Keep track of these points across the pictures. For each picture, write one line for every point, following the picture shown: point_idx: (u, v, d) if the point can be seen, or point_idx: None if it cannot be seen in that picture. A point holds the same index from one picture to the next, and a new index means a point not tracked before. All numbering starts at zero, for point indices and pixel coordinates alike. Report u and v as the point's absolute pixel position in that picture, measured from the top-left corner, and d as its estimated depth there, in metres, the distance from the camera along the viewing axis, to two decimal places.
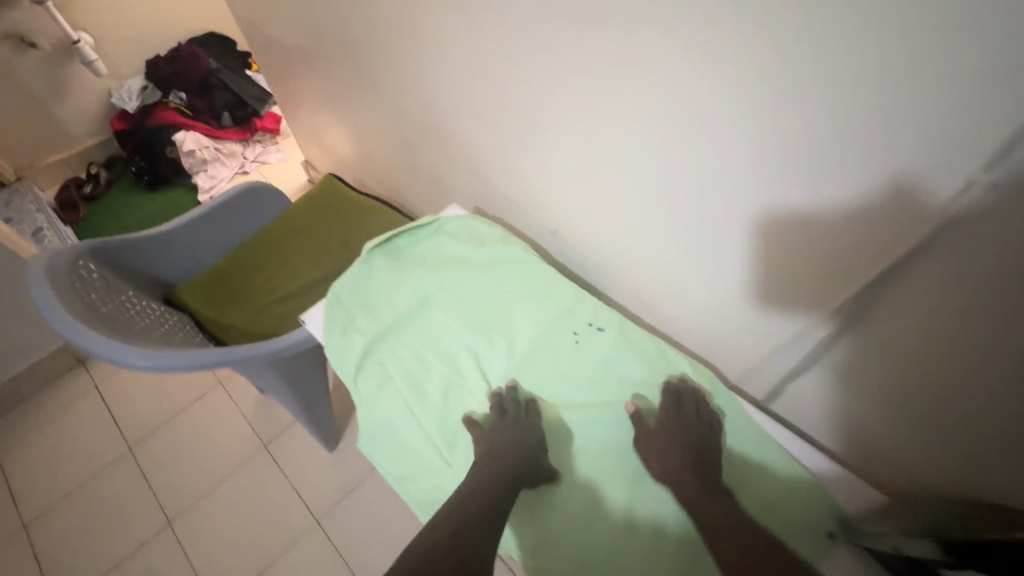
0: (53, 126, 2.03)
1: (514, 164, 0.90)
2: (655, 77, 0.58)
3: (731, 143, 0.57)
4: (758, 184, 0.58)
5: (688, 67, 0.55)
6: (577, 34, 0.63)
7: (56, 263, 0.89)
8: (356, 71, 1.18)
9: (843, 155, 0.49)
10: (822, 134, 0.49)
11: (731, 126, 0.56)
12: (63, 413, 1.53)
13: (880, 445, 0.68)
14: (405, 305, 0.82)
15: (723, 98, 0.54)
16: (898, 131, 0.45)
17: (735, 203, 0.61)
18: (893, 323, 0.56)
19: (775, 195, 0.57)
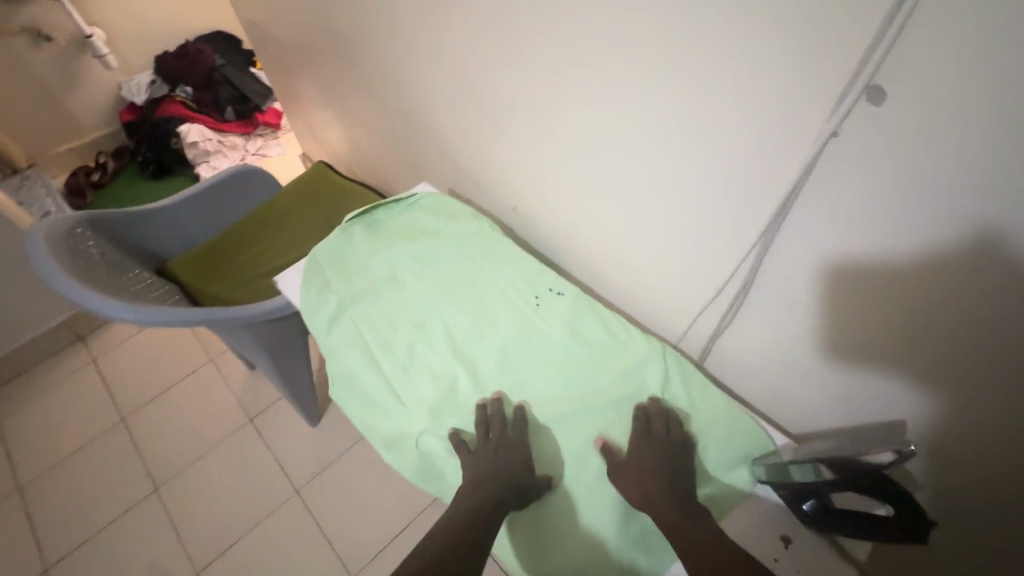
0: (65, 117, 2.12)
1: (481, 145, 0.97)
2: (593, 48, 0.66)
3: (652, 108, 0.64)
4: (711, 137, 0.60)
5: (617, 38, 0.62)
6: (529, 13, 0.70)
7: (56, 230, 0.96)
8: (344, 63, 1.26)
9: (739, 114, 0.56)
10: (752, 89, 0.53)
11: (652, 92, 0.63)
12: (61, 386, 1.60)
13: (821, 407, 0.71)
14: (379, 270, 0.83)
15: (643, 67, 0.62)
16: (810, 85, 0.49)
17: (658, 166, 0.68)
18: (831, 279, 0.59)
19: (727, 146, 0.59)
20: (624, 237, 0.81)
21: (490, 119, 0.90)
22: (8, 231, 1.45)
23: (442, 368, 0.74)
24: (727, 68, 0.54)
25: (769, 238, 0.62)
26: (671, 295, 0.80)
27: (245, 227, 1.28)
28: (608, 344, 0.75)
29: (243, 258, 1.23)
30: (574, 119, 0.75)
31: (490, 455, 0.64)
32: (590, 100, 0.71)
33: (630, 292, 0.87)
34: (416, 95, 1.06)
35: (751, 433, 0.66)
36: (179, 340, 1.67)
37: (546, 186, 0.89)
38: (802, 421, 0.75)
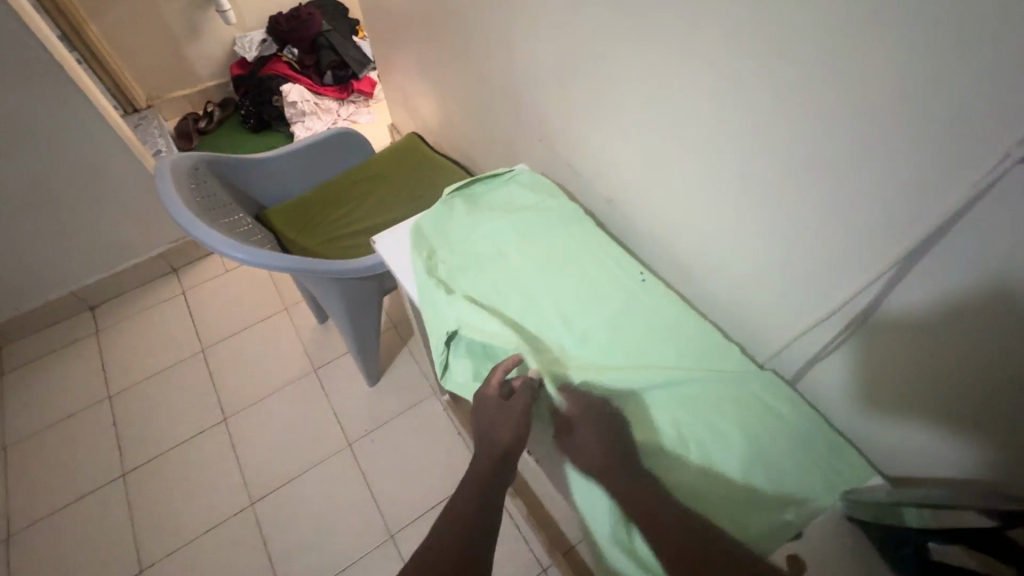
0: (183, 65, 2.29)
1: (584, 134, 0.96)
2: (724, 48, 0.63)
3: (782, 116, 0.61)
4: (852, 152, 0.56)
5: (756, 40, 0.59)
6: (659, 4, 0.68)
7: (179, 166, 1.04)
8: (453, 38, 1.28)
9: (886, 131, 0.52)
10: (914, 107, 0.49)
11: (787, 99, 0.59)
12: (152, 310, 1.74)
13: (923, 454, 0.66)
14: (480, 242, 0.85)
15: (782, 72, 0.58)
16: (991, 112, 0.45)
17: (781, 175, 0.65)
18: (965, 322, 0.54)
19: (873, 163, 0.55)
20: (727, 242, 0.77)
21: (596, 110, 0.90)
22: (128, 163, 1.58)
23: (541, 338, 0.75)
24: (887, 82, 0.50)
25: (902, 263, 0.57)
26: (769, 309, 0.76)
27: (341, 186, 1.34)
28: (699, 350, 0.72)
29: (335, 215, 1.29)
30: (688, 121, 0.73)
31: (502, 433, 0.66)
32: (710, 101, 0.68)
33: (722, 302, 0.84)
34: (523, 76, 1.05)
35: (840, 473, 0.63)
36: (259, 285, 1.77)
37: (647, 182, 0.87)
38: (896, 462, 0.70)
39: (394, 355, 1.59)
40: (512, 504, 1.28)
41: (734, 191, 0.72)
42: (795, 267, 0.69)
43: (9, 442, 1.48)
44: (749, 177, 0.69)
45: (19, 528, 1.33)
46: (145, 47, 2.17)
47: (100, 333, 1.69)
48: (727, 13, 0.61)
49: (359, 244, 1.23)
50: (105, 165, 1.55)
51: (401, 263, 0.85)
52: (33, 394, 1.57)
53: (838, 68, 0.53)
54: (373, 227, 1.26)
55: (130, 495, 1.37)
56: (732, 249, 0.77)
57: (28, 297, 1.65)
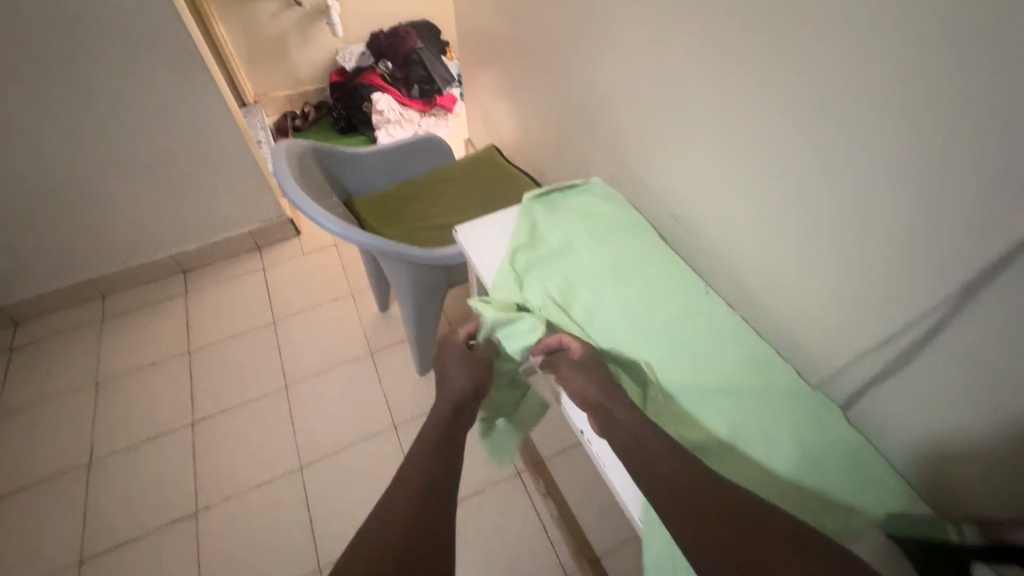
0: (289, 68, 2.53)
1: (656, 157, 1.02)
2: (804, 98, 0.68)
3: (852, 165, 0.65)
4: (914, 186, 0.59)
5: (834, 93, 0.64)
6: (744, 52, 0.74)
7: (292, 152, 1.18)
8: (541, 62, 1.38)
9: (952, 172, 0.55)
10: (982, 149, 0.52)
11: (857, 150, 0.64)
12: (235, 280, 1.91)
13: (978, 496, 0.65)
14: (555, 242, 0.92)
15: (856, 124, 0.63)
16: None
17: (845, 217, 0.69)
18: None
19: (935, 199, 0.58)
20: (788, 271, 0.81)
21: (671, 137, 0.96)
22: (237, 150, 1.77)
23: (603, 334, 0.81)
24: (953, 133, 0.54)
25: (952, 301, 0.60)
26: (824, 337, 0.78)
27: (422, 186, 1.46)
28: (749, 367, 0.76)
29: (414, 210, 1.41)
30: (760, 159, 0.78)
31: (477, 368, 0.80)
32: (784, 144, 0.73)
33: (780, 325, 0.86)
34: (605, 98, 1.13)
35: (887, 495, 0.65)
36: (330, 269, 1.92)
37: (715, 208, 0.91)
38: (948, 506, 0.69)
39: None
40: (542, 503, 1.33)
41: (799, 226, 0.76)
42: (851, 300, 0.72)
43: (101, 378, 1.65)
44: (816, 215, 0.73)
45: (99, 455, 1.48)
46: (260, 51, 2.43)
47: (187, 295, 1.87)
48: (809, 66, 0.66)
49: (433, 239, 1.34)
50: (218, 149, 1.74)
51: (479, 254, 0.94)
52: (126, 340, 1.75)
53: (911, 111, 0.57)
54: (447, 223, 1.37)
55: (195, 442, 1.50)
56: (791, 276, 0.80)
57: (134, 254, 1.86)
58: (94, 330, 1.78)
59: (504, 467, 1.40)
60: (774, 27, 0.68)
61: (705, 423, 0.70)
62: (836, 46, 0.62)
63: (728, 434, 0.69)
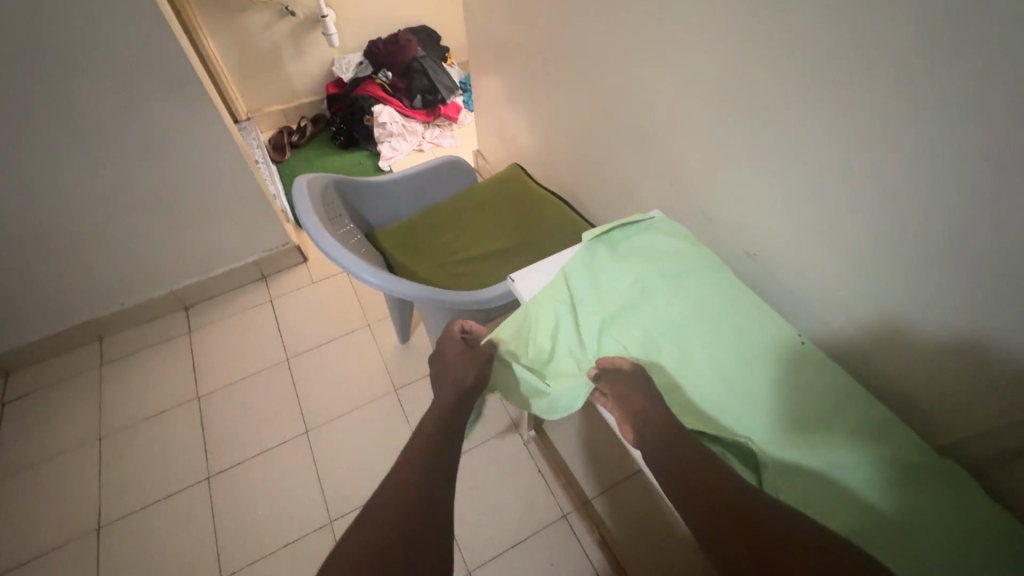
0: (283, 81, 2.40)
1: (723, 186, 0.93)
2: (931, 139, 0.60)
3: (995, 216, 0.57)
4: None
5: (973, 136, 0.56)
6: (851, 83, 0.65)
7: (314, 188, 1.07)
8: (573, 77, 1.28)
9: None
10: None
11: (1004, 202, 0.56)
12: (242, 314, 1.80)
13: None
14: (627, 290, 0.85)
15: (1003, 170, 0.55)
16: None
17: (980, 270, 0.61)
18: None
19: None
20: (895, 319, 0.73)
21: (744, 167, 0.87)
22: (240, 177, 1.64)
23: (694, 397, 0.75)
24: None
25: None
26: (941, 394, 0.71)
27: (448, 213, 1.35)
28: (867, 429, 0.69)
29: (442, 240, 1.30)
30: (866, 199, 0.70)
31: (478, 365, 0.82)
32: (901, 184, 0.65)
33: (882, 373, 0.79)
34: (656, 120, 1.03)
35: None
36: (343, 298, 1.81)
37: (801, 246, 0.83)
38: None
39: None
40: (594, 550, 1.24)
41: (914, 273, 0.68)
42: (982, 358, 0.64)
43: (103, 432, 1.53)
44: (937, 265, 0.65)
45: (109, 519, 1.37)
46: (251, 64, 2.29)
47: (192, 333, 1.75)
48: (943, 105, 0.57)
49: (466, 273, 1.23)
50: (218, 177, 1.61)
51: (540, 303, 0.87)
52: (129, 386, 1.63)
53: None
54: (479, 254, 1.26)
55: (214, 499, 1.39)
56: (896, 324, 0.73)
57: (132, 292, 1.73)
58: (92, 377, 1.65)
59: (550, 510, 1.32)
60: (896, 59, 0.60)
61: (819, 500, 0.64)
62: (985, 85, 0.53)
63: (845, 513, 0.63)
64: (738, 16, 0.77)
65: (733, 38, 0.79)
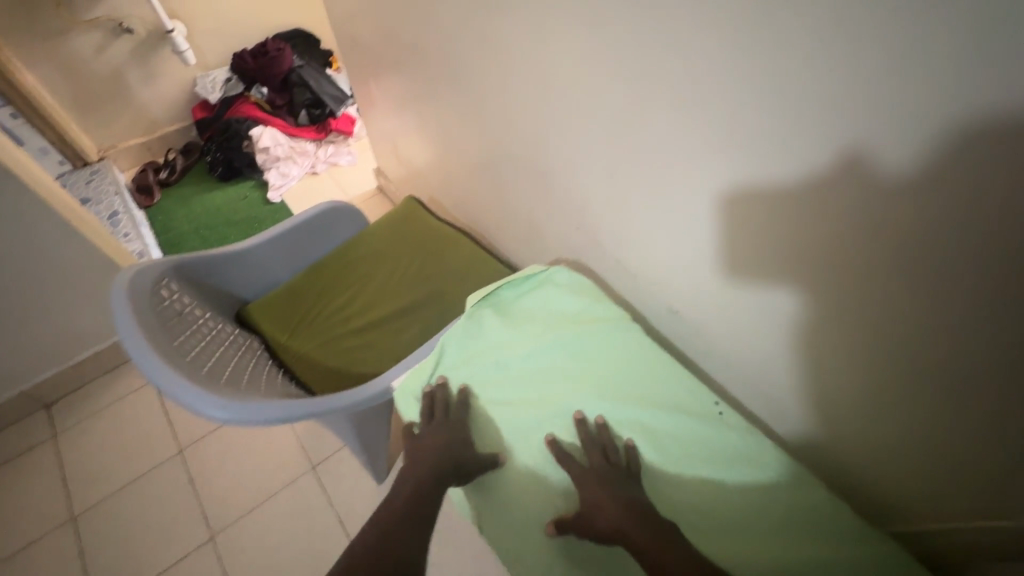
0: (137, 110, 2.05)
1: (635, 227, 0.81)
2: (857, 84, 0.45)
3: (950, 278, 0.48)
4: None
5: (915, 192, 0.47)
6: (752, 72, 0.52)
7: (138, 286, 0.84)
8: (457, 98, 1.11)
9: None
10: None
11: (952, 256, 0.47)
12: (119, 404, 1.52)
13: None
14: (523, 365, 0.76)
15: (954, 231, 0.46)
16: None
17: (942, 248, 0.47)
18: None
19: None
20: (834, 324, 0.62)
21: (655, 207, 0.75)
22: (81, 246, 1.36)
23: None
24: None
25: None
26: (895, 433, 0.64)
27: (334, 267, 1.17)
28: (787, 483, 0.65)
29: (330, 307, 1.11)
30: (792, 196, 0.57)
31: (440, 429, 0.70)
32: (833, 236, 0.56)
33: (829, 425, 0.72)
34: (552, 152, 0.89)
35: None
36: None
37: (728, 279, 0.71)
38: None
39: (403, 442, 1.42)
40: None
41: (859, 246, 0.53)
42: (957, 317, 0.50)
43: None
44: (896, 221, 0.49)
45: None
46: (91, 94, 1.94)
47: (57, 438, 1.47)
48: (860, 106, 0.46)
49: (363, 345, 1.06)
50: (52, 251, 1.33)
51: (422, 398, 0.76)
52: None
53: None
54: (376, 320, 1.08)
55: None
56: (829, 356, 0.65)
57: None
58: None
59: None
60: (805, 57, 0.47)
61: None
62: (909, 108, 0.43)
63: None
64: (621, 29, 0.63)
65: (622, 53, 0.65)
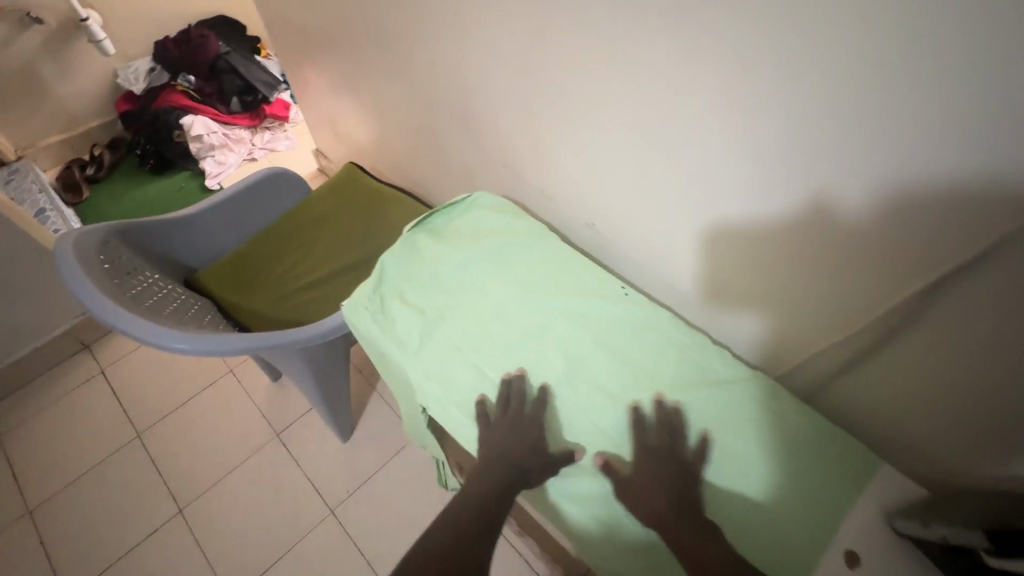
0: (55, 105, 1.97)
1: (551, 155, 0.91)
2: (850, 124, 0.52)
3: (776, 148, 0.60)
4: (847, 156, 0.54)
5: (742, 76, 0.57)
6: (746, 101, 0.59)
7: (85, 244, 0.87)
8: (385, 60, 1.17)
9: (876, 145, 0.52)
10: (915, 118, 0.48)
11: (775, 128, 0.58)
12: (67, 398, 1.50)
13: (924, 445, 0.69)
14: (455, 276, 0.84)
15: (773, 107, 0.57)
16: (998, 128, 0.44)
17: (768, 121, 0.58)
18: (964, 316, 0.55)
19: (872, 163, 0.53)
20: (706, 209, 0.73)
21: (564, 130, 0.84)
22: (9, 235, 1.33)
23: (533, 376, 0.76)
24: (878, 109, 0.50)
25: (900, 282, 0.58)
26: (761, 304, 0.76)
27: (279, 231, 1.21)
28: (686, 350, 0.77)
29: (278, 270, 1.15)
30: (662, 92, 0.66)
31: (510, 431, 0.70)
32: (691, 127, 0.66)
33: (715, 306, 0.83)
34: (477, 96, 0.98)
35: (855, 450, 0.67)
36: None
37: (628, 184, 0.81)
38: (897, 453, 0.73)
39: (364, 403, 1.48)
40: (519, 541, 1.13)
41: (832, 246, 0.62)
42: (944, 329, 0.58)
43: None
44: (874, 237, 0.58)
45: None
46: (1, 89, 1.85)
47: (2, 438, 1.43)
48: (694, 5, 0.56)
49: (313, 300, 1.11)
50: None
51: (356, 311, 0.82)
52: None
53: (825, 88, 0.52)
54: (325, 277, 1.14)
55: None
56: (709, 239, 0.76)
57: None
58: None
59: None
60: None
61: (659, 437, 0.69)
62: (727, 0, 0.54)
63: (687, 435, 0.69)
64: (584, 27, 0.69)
65: None
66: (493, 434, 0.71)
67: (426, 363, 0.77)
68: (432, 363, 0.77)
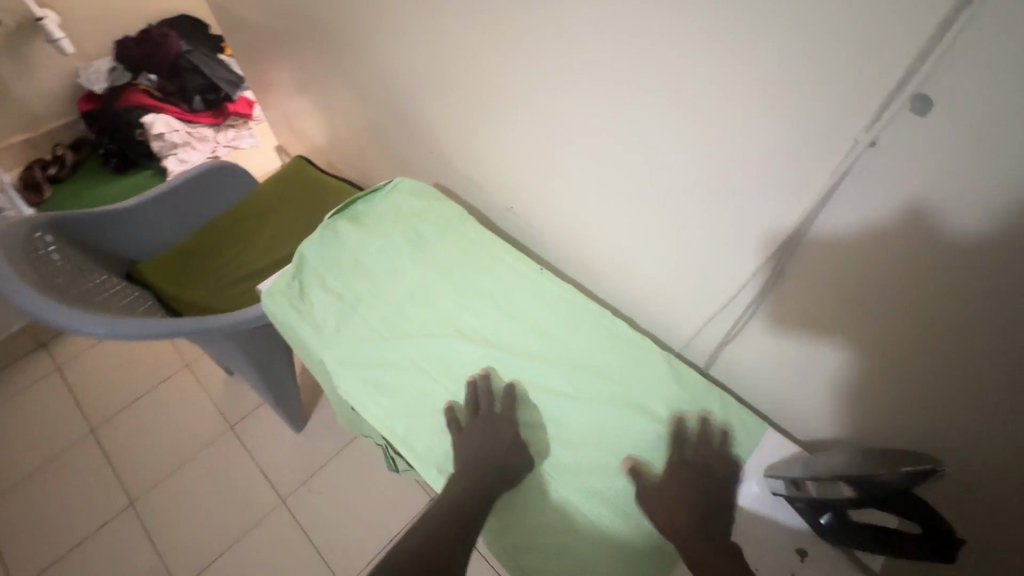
0: (15, 106, 1.98)
1: (474, 141, 0.94)
2: (702, 94, 0.56)
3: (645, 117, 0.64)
4: (706, 126, 0.58)
5: (611, 47, 0.61)
6: (648, 84, 0.60)
7: (12, 235, 0.89)
8: (324, 53, 1.19)
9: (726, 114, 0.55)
10: (752, 84, 0.52)
11: (643, 97, 0.62)
12: (23, 395, 1.50)
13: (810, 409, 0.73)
14: (374, 260, 0.87)
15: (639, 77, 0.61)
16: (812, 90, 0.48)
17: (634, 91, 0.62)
18: (813, 274, 0.60)
19: (729, 133, 0.56)
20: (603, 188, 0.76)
21: (483, 113, 0.87)
22: None
23: (443, 355, 0.78)
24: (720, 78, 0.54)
25: (772, 255, 0.62)
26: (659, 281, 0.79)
27: (223, 222, 1.22)
28: (590, 326, 0.80)
29: (220, 261, 1.16)
30: (553, 68, 0.69)
31: (486, 434, 0.68)
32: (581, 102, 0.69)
33: (623, 284, 0.87)
34: (405, 85, 1.00)
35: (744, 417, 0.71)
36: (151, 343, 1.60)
37: (539, 164, 0.84)
38: (796, 421, 0.76)
39: (318, 395, 1.49)
40: None
41: (761, 241, 0.62)
42: (908, 342, 0.56)
43: None
44: (738, 208, 0.61)
45: None
46: None
47: None
48: None
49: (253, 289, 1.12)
50: None
51: (275, 298, 0.84)
52: None
53: (677, 57, 0.56)
54: (266, 266, 1.16)
55: None
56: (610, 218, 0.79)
57: None
58: None
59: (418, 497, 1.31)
60: None
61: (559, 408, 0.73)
62: None
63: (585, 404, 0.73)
64: (534, 21, 0.67)
65: None
66: (473, 434, 0.69)
67: (342, 347, 0.79)
68: (345, 346, 0.79)
